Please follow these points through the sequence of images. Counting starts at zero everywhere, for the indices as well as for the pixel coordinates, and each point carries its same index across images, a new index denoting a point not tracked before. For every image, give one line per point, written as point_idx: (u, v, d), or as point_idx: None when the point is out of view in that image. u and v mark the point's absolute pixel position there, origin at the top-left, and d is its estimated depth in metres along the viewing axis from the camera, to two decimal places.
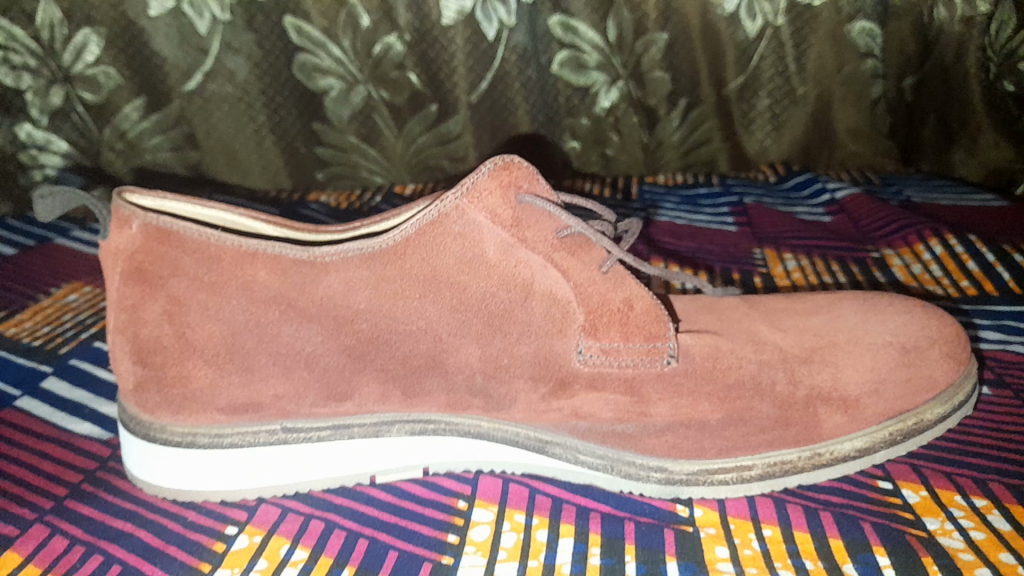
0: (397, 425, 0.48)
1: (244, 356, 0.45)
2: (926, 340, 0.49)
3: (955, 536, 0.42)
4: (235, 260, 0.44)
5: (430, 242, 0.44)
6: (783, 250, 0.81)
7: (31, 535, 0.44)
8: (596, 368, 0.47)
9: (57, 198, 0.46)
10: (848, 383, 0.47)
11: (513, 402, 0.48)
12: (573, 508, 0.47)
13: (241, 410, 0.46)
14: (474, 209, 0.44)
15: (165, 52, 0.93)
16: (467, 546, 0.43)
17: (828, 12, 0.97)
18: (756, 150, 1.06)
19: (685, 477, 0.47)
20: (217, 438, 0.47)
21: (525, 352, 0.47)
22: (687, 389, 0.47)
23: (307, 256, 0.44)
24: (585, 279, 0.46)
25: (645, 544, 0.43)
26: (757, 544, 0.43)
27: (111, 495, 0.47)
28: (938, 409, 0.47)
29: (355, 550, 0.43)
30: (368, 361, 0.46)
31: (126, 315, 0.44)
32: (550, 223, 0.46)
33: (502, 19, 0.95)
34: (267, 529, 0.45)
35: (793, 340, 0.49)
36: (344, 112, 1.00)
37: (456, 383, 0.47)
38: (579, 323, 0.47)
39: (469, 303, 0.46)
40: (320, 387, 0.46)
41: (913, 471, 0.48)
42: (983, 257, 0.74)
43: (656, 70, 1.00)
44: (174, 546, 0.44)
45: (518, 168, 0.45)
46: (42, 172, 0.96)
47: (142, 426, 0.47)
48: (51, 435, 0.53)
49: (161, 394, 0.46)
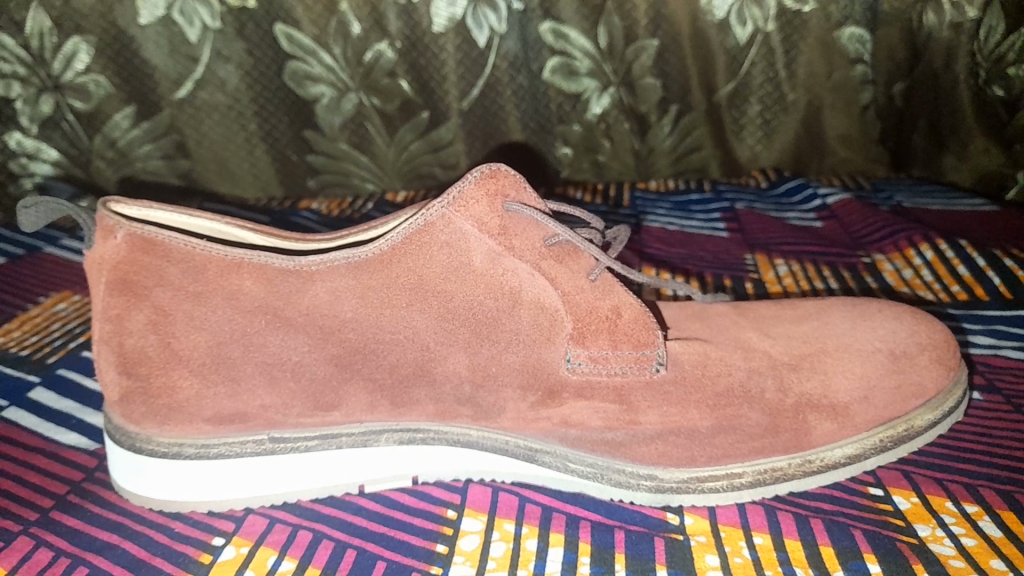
0: (385, 434, 0.48)
1: (230, 366, 0.45)
2: (916, 346, 0.49)
3: (946, 543, 0.42)
4: (221, 270, 0.44)
5: (417, 251, 0.44)
6: (774, 256, 0.81)
7: (15, 548, 0.43)
8: (585, 376, 0.47)
9: (41, 208, 0.45)
10: (837, 390, 0.47)
11: (502, 410, 0.47)
12: (563, 517, 0.46)
13: (227, 420, 0.46)
14: (461, 218, 0.44)
15: (155, 61, 0.93)
16: (456, 556, 0.43)
17: (818, 18, 0.97)
18: (748, 156, 1.07)
19: (675, 485, 0.46)
20: (203, 449, 0.46)
21: (513, 360, 0.47)
22: (676, 397, 0.47)
23: (293, 265, 0.44)
24: (573, 287, 0.47)
25: (635, 553, 0.43)
26: (748, 552, 0.43)
27: (97, 506, 0.47)
28: (928, 415, 0.47)
29: (343, 562, 0.43)
30: (355, 371, 0.46)
31: (110, 326, 0.44)
32: (537, 231, 0.46)
33: (493, 26, 0.95)
34: (254, 540, 0.45)
35: (782, 347, 0.49)
36: (335, 119, 0.99)
37: (444, 392, 0.47)
38: (567, 332, 0.47)
39: (456, 311, 0.46)
40: (307, 397, 0.46)
41: (903, 477, 0.48)
42: (973, 262, 0.74)
43: (647, 77, 1.00)
44: (161, 558, 0.43)
45: (505, 176, 0.45)
46: (32, 181, 0.96)
47: (128, 436, 0.46)
48: (37, 445, 0.52)
49: (146, 405, 0.45)
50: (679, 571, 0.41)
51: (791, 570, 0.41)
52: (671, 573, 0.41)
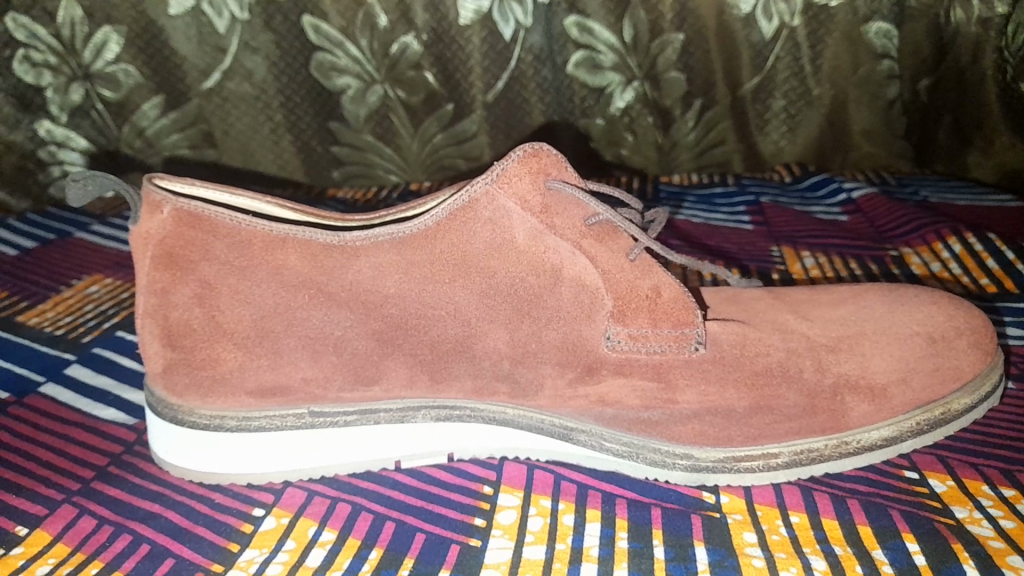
0: (423, 411, 0.48)
1: (273, 337, 0.45)
2: (953, 330, 0.49)
3: (984, 524, 0.42)
4: (266, 245, 0.44)
5: (461, 227, 0.45)
6: (800, 248, 0.81)
7: (60, 515, 0.44)
8: (624, 354, 0.47)
9: (92, 182, 0.46)
10: (876, 371, 0.47)
11: (540, 388, 0.48)
12: (598, 494, 0.47)
13: (268, 393, 0.47)
14: (504, 195, 0.44)
15: (183, 51, 0.94)
16: (494, 529, 0.43)
17: (845, 13, 0.97)
18: (771, 151, 1.06)
19: (711, 464, 0.47)
20: (244, 422, 0.47)
21: (552, 337, 0.47)
22: (715, 375, 0.47)
23: (337, 241, 0.44)
24: (613, 266, 0.47)
25: (672, 529, 0.43)
26: (785, 530, 0.43)
27: (138, 477, 0.48)
28: (966, 400, 0.47)
29: (383, 533, 0.43)
30: (396, 346, 0.46)
31: (156, 299, 0.44)
32: (578, 210, 0.46)
33: (519, 19, 0.96)
34: (294, 511, 0.45)
35: (819, 329, 0.49)
36: (361, 111, 1.00)
37: (483, 369, 0.47)
38: (607, 309, 0.47)
39: (497, 287, 0.46)
40: (348, 371, 0.46)
41: (939, 461, 0.48)
42: (1002, 255, 0.74)
43: (671, 71, 1.00)
44: (203, 527, 0.44)
45: (547, 155, 0.46)
46: (61, 169, 0.97)
47: (171, 409, 0.47)
48: (76, 420, 0.53)
49: (189, 378, 0.46)
50: (717, 547, 0.41)
51: (829, 547, 0.41)
52: (710, 548, 0.41)
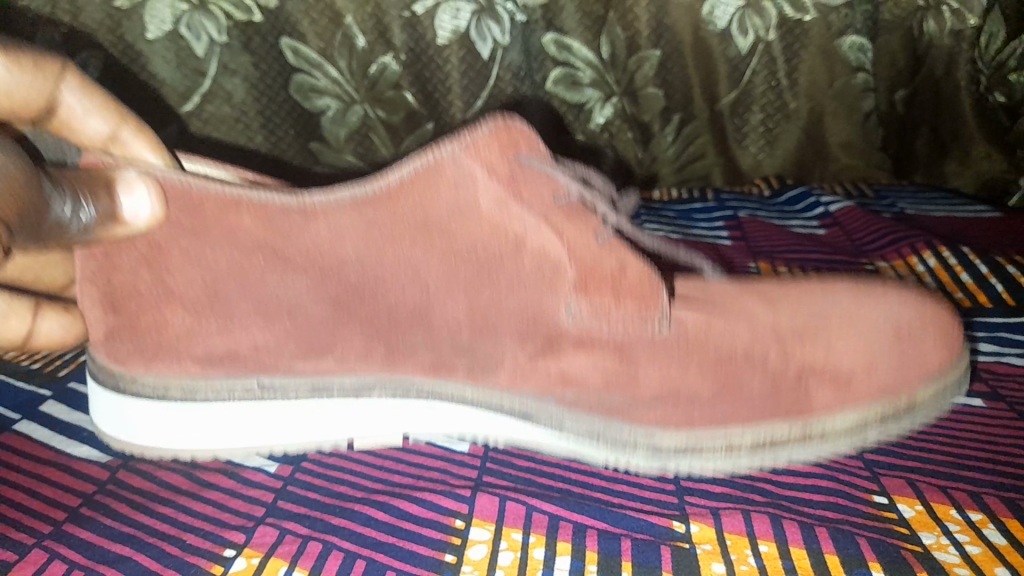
0: (377, 388, 0.55)
1: (224, 302, 0.53)
2: (919, 321, 0.52)
3: (950, 550, 0.42)
4: (226, 206, 0.50)
5: (420, 189, 0.51)
6: (778, 264, 0.81)
7: (30, 561, 0.44)
8: (583, 325, 0.53)
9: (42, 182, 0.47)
10: (839, 358, 0.51)
11: (497, 365, 0.54)
12: (570, 525, 0.47)
13: (217, 360, 0.54)
14: (469, 160, 0.51)
15: (162, 75, 0.92)
16: (464, 565, 0.43)
17: (819, 27, 0.98)
18: (750, 164, 1.07)
19: (676, 448, 0.51)
20: (188, 394, 0.54)
21: (509, 307, 0.53)
22: (677, 355, 0.52)
23: (299, 202, 0.51)
24: (579, 244, 0.52)
25: (641, 560, 0.43)
26: (753, 560, 0.43)
27: (110, 518, 0.47)
28: (932, 390, 0.50)
29: (353, 572, 0.43)
30: (351, 313, 0.54)
31: (95, 263, 0.51)
32: (547, 184, 0.52)
33: (496, 38, 0.97)
34: (264, 551, 0.45)
35: (785, 316, 0.52)
36: (341, 131, 1.00)
37: (439, 334, 0.54)
38: (569, 281, 0.52)
39: (456, 253, 0.52)
40: (300, 339, 0.54)
41: (908, 485, 0.48)
42: (975, 269, 0.75)
43: (649, 87, 1.01)
44: (172, 569, 0.43)
45: (517, 129, 0.52)
46: None
47: (112, 377, 0.54)
48: (49, 459, 0.53)
49: (132, 344, 0.54)
50: None
51: None
52: None
